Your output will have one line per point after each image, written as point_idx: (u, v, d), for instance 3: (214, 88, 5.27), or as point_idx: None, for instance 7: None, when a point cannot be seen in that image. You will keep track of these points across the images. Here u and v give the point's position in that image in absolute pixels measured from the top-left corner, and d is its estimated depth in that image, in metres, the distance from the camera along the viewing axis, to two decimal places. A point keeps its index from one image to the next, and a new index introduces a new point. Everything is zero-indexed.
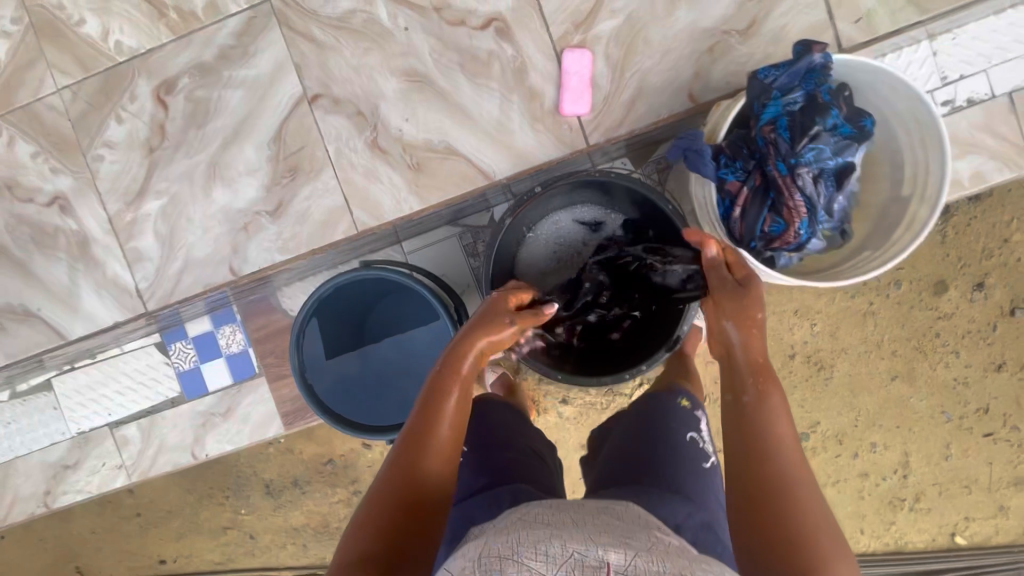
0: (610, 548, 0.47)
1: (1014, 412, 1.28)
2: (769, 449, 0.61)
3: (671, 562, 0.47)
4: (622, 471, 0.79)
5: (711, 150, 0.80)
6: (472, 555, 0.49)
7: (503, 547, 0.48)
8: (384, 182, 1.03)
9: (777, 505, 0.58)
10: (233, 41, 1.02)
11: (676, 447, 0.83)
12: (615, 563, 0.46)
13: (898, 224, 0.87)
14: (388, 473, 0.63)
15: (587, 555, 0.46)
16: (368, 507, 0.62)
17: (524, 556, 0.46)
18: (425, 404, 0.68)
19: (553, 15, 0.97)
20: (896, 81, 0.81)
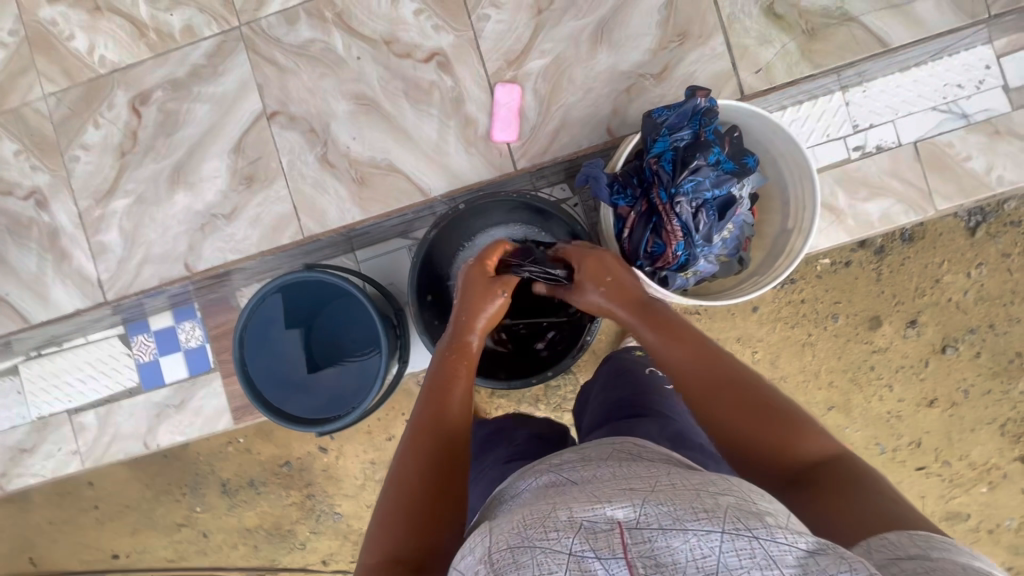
0: (617, 505, 0.46)
1: (945, 446, 1.35)
2: (693, 375, 0.67)
3: (680, 495, 0.46)
4: (613, 404, 0.89)
5: (606, 177, 0.90)
6: (481, 551, 0.47)
7: (509, 536, 0.46)
8: (330, 194, 1.12)
9: (722, 430, 0.63)
10: (205, 60, 1.13)
11: (639, 380, 0.93)
12: (625, 518, 0.44)
13: (782, 252, 0.96)
14: (400, 476, 0.66)
15: (596, 520, 0.45)
16: (395, 495, 0.65)
17: (535, 539, 0.44)
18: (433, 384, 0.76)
19: (488, 53, 1.09)
20: (774, 125, 0.90)
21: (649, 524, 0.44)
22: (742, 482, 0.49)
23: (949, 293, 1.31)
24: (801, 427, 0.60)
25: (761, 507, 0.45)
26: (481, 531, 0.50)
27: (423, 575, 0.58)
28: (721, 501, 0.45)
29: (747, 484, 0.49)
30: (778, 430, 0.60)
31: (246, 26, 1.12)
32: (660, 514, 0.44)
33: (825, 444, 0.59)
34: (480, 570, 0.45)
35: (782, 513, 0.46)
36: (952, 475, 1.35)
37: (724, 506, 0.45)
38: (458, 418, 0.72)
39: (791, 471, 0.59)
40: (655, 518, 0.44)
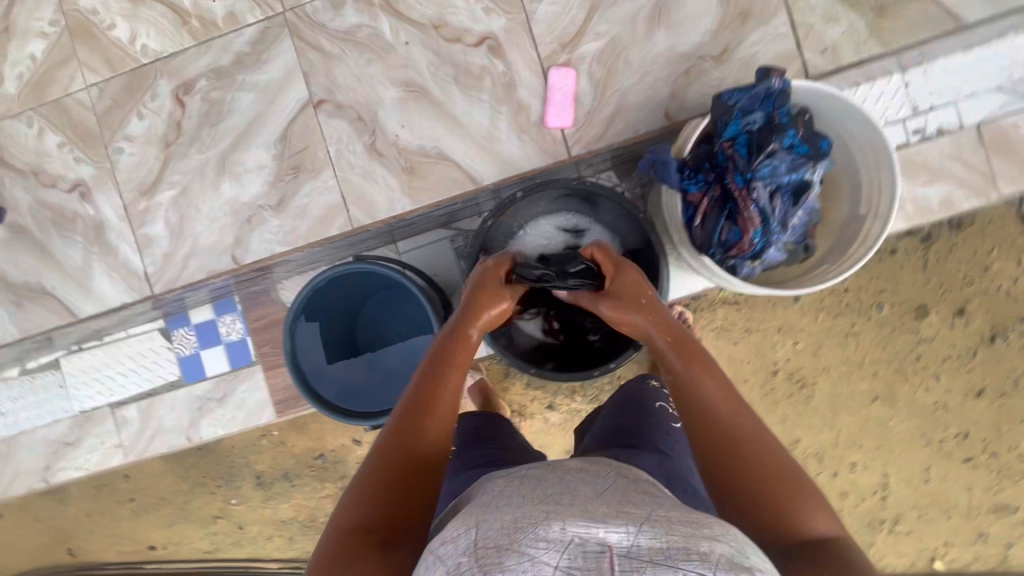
0: (613, 528, 0.46)
1: (994, 438, 1.30)
2: (704, 409, 0.66)
3: (677, 531, 0.46)
4: (610, 432, 0.86)
5: (677, 163, 0.88)
6: (468, 542, 0.48)
7: (498, 537, 0.47)
8: (379, 183, 1.10)
9: (734, 479, 0.61)
10: (249, 48, 1.11)
11: (645, 412, 0.89)
12: (616, 544, 0.45)
13: (854, 240, 0.93)
14: (385, 445, 0.66)
15: (587, 539, 0.45)
16: (367, 474, 0.65)
17: (524, 546, 0.45)
18: (423, 381, 0.73)
19: (542, 36, 1.05)
20: (851, 106, 0.87)
21: (640, 555, 0.44)
22: (738, 530, 0.48)
23: (999, 281, 1.26)
24: (809, 499, 0.58)
25: (753, 561, 0.45)
26: (469, 520, 0.52)
27: (389, 547, 0.59)
28: (714, 546, 0.45)
29: (742, 534, 0.49)
30: (786, 496, 0.58)
31: (291, 12, 1.09)
32: (652, 547, 0.45)
33: (825, 524, 0.57)
34: (463, 564, 0.47)
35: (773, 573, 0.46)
36: (1002, 468, 1.31)
37: (717, 553, 0.44)
38: (448, 408, 0.71)
39: (789, 538, 0.56)
40: (646, 550, 0.44)
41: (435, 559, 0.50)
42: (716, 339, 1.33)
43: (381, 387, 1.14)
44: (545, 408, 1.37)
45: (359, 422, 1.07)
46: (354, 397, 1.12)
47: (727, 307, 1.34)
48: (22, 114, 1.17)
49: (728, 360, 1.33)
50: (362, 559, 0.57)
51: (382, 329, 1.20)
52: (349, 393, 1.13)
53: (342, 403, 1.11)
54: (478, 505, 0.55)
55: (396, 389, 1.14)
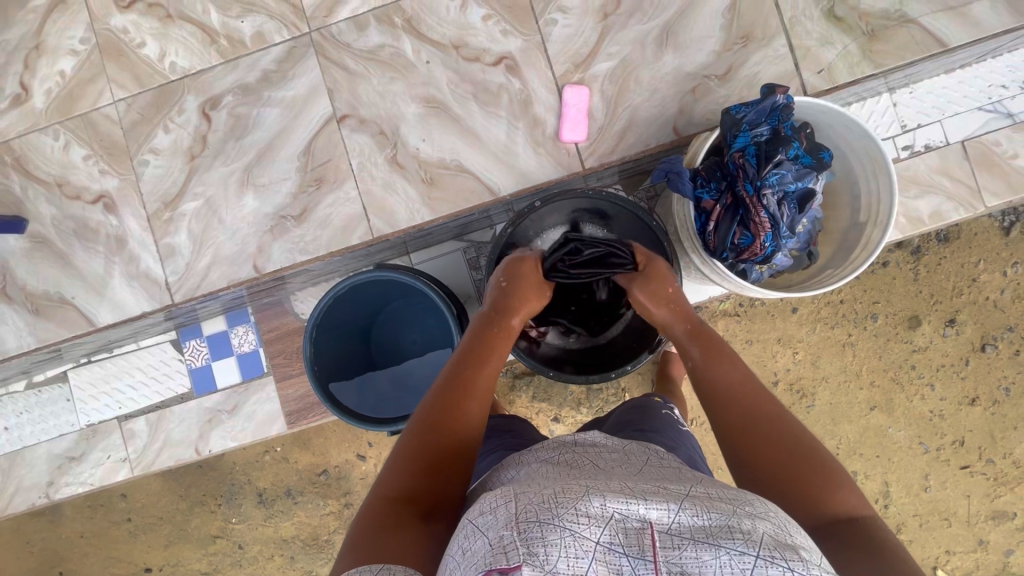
0: (652, 506, 0.47)
1: (988, 445, 1.34)
2: (730, 397, 0.71)
3: (717, 509, 0.47)
4: (618, 424, 0.88)
5: (690, 172, 0.93)
6: (506, 516, 0.48)
7: (538, 509, 0.47)
8: (400, 195, 1.15)
9: (754, 447, 0.65)
10: (275, 65, 1.16)
11: (651, 410, 0.92)
12: (657, 520, 0.46)
13: (856, 246, 0.98)
14: (430, 417, 0.71)
15: (628, 516, 0.46)
16: (411, 444, 0.69)
17: (566, 520, 0.45)
18: (465, 363, 0.79)
19: (556, 57, 1.12)
20: (848, 120, 0.94)
21: (681, 532, 0.45)
22: (779, 510, 0.49)
23: (986, 292, 1.33)
24: (833, 480, 0.60)
25: (795, 539, 0.46)
26: (504, 495, 0.52)
27: (428, 520, 0.61)
28: (758, 525, 0.46)
29: (781, 514, 0.49)
30: (813, 481, 0.60)
31: (316, 33, 1.15)
32: (693, 525, 0.45)
33: (853, 503, 0.59)
34: (504, 534, 0.45)
35: (816, 552, 0.46)
36: (997, 474, 1.34)
37: (761, 531, 0.45)
38: (485, 394, 0.76)
39: (818, 521, 0.58)
40: (688, 528, 0.45)
41: (469, 532, 0.49)
42: None
43: (376, 407, 1.17)
44: (551, 420, 1.39)
45: (370, 428, 1.07)
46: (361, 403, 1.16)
47: (727, 319, 1.37)
48: (48, 128, 1.20)
49: None
50: (402, 526, 0.59)
51: (395, 340, 1.25)
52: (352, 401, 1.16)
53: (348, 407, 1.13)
54: (511, 485, 0.55)
55: (394, 404, 1.19)
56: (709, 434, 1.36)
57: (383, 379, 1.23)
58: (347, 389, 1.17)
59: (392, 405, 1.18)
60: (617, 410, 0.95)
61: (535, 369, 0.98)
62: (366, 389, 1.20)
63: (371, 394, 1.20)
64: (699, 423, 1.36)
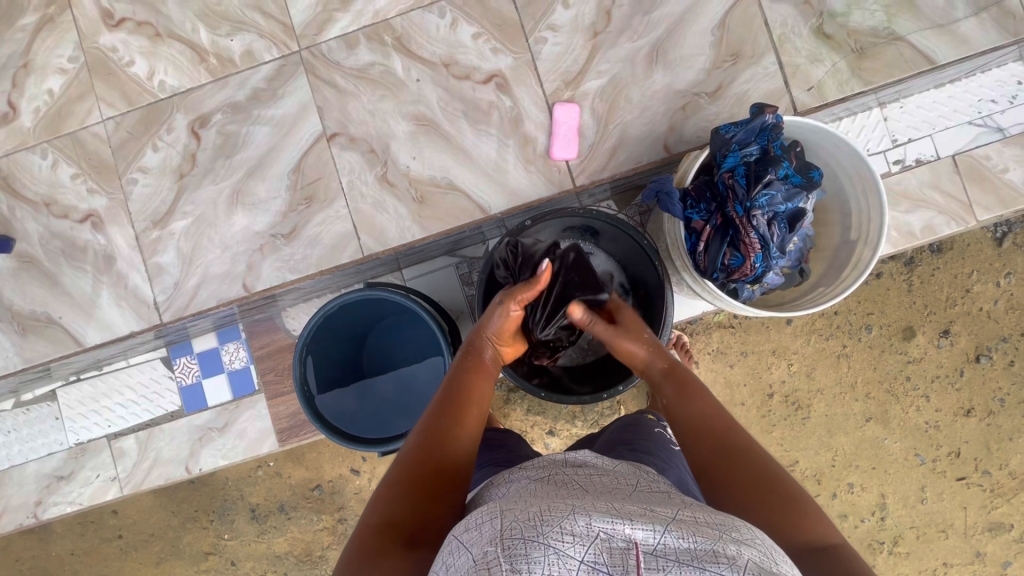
0: (638, 526, 0.46)
1: (984, 456, 1.33)
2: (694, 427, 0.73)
3: (703, 534, 0.46)
4: (610, 441, 0.87)
5: (680, 193, 0.93)
6: (491, 534, 0.46)
7: (524, 527, 0.46)
8: (391, 213, 1.14)
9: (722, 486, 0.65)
10: (265, 83, 1.15)
11: (644, 428, 0.91)
12: (643, 541, 0.44)
13: (847, 263, 0.98)
14: (419, 442, 0.71)
15: (614, 535, 0.44)
16: (397, 469, 0.68)
17: (550, 538, 0.44)
18: (455, 386, 0.80)
19: (547, 74, 1.12)
20: (839, 140, 0.94)
21: (666, 554, 0.43)
22: (764, 536, 0.48)
23: (980, 303, 1.32)
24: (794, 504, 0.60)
25: (781, 568, 0.45)
26: (491, 511, 0.51)
27: (412, 548, 0.60)
28: (743, 551, 0.45)
29: (767, 542, 0.49)
30: (780, 510, 0.59)
31: (306, 51, 1.15)
32: (678, 547, 0.44)
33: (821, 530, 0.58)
34: (489, 553, 0.44)
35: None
36: (993, 485, 1.34)
37: (746, 557, 0.44)
38: (474, 419, 0.75)
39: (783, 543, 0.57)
40: (673, 550, 0.43)
41: (455, 549, 0.49)
42: (714, 362, 1.36)
43: (373, 416, 1.17)
44: (545, 434, 1.38)
45: (360, 449, 1.06)
46: (356, 420, 1.15)
47: (722, 331, 1.37)
48: (36, 146, 1.19)
49: (726, 384, 1.36)
50: (387, 556, 0.59)
51: (389, 355, 1.23)
52: (344, 417, 1.14)
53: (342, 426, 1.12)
54: (499, 502, 0.54)
55: (389, 416, 1.17)
56: None
57: (383, 385, 1.21)
58: (343, 400, 1.17)
59: (386, 422, 1.16)
60: (608, 428, 0.94)
61: (527, 390, 0.98)
62: (367, 395, 1.20)
63: (370, 401, 1.19)
64: None
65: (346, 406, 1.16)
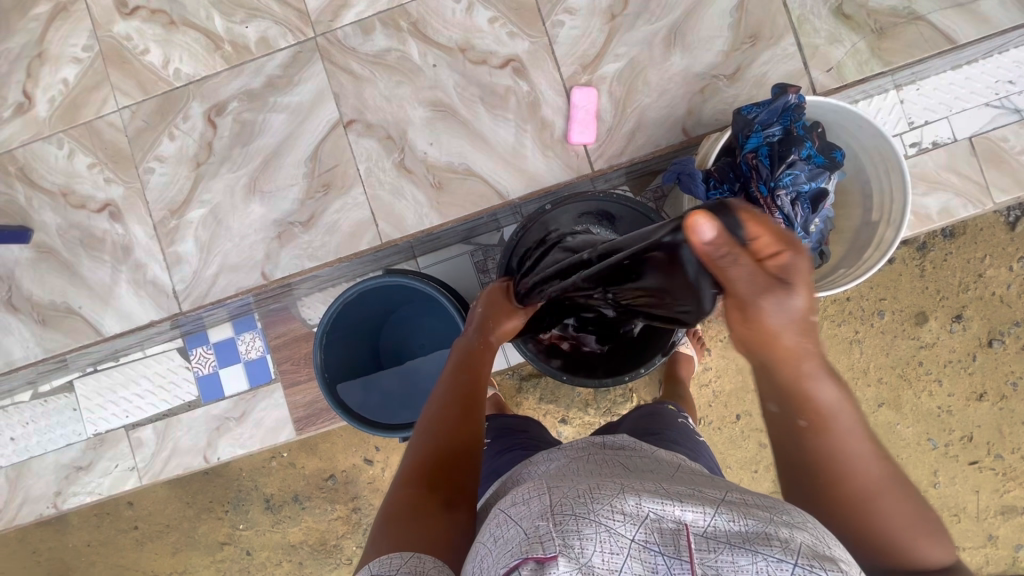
0: (687, 508, 0.46)
1: (997, 440, 1.34)
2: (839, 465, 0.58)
3: (754, 517, 0.46)
4: (636, 426, 0.88)
5: (702, 174, 0.94)
6: (541, 508, 0.47)
7: (573, 504, 0.46)
8: (408, 199, 1.14)
9: (858, 526, 0.55)
10: (280, 71, 1.15)
11: (669, 416, 0.92)
12: (693, 522, 0.44)
13: (868, 245, 0.97)
14: (441, 416, 0.74)
15: (663, 516, 0.45)
16: (425, 443, 0.70)
17: (601, 516, 0.44)
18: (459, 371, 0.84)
19: (564, 58, 1.11)
20: (861, 119, 0.93)
21: (717, 536, 0.43)
22: (816, 520, 0.48)
23: (993, 288, 1.32)
24: (937, 535, 0.56)
25: (834, 553, 0.44)
26: (537, 487, 0.51)
27: (451, 507, 0.61)
28: (795, 535, 0.44)
29: (820, 527, 0.48)
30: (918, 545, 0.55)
31: (322, 37, 1.14)
32: (729, 530, 0.43)
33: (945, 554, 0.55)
34: (540, 526, 0.45)
35: (856, 567, 0.44)
36: (1005, 469, 1.34)
37: (799, 541, 0.43)
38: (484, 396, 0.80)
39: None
40: (724, 532, 0.43)
41: (502, 521, 0.49)
42: (728, 349, 1.35)
43: (383, 406, 1.17)
44: (559, 422, 1.38)
45: (380, 434, 1.07)
46: (375, 408, 1.16)
47: None
48: (52, 136, 1.19)
49: (739, 370, 1.35)
50: (427, 510, 0.60)
51: (405, 345, 1.25)
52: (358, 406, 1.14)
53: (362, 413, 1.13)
54: (545, 479, 0.54)
55: (401, 407, 1.17)
56: (718, 433, 1.36)
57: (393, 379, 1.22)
58: (354, 392, 1.16)
59: (404, 409, 1.17)
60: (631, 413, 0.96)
61: (550, 372, 1.00)
62: (373, 388, 1.19)
63: (380, 394, 1.19)
64: (708, 423, 1.36)
65: (354, 399, 1.15)
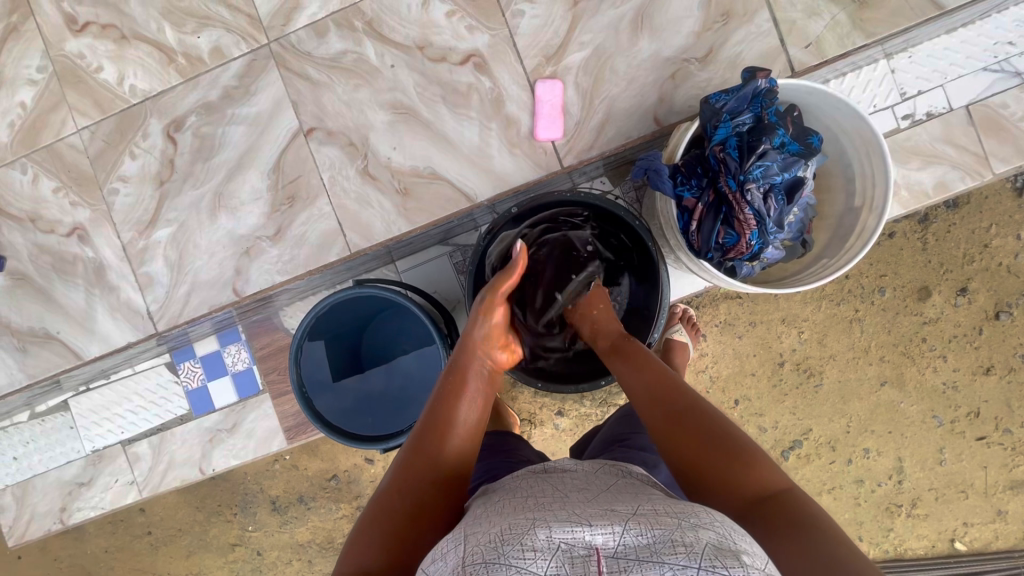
0: (598, 531, 0.44)
1: (1005, 415, 1.28)
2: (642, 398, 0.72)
3: (661, 525, 0.45)
4: (606, 439, 0.87)
5: (669, 169, 0.89)
6: (456, 562, 0.45)
7: (485, 550, 0.44)
8: (375, 207, 1.11)
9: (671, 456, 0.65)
10: (236, 81, 1.12)
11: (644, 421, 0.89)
12: (603, 545, 0.42)
13: (851, 233, 0.92)
14: (402, 478, 0.67)
15: (573, 545, 0.42)
16: (379, 508, 0.65)
17: (512, 558, 0.42)
18: (436, 404, 0.75)
19: (526, 50, 1.06)
20: (838, 101, 0.88)
21: (627, 554, 0.41)
22: (724, 516, 0.46)
23: (999, 258, 1.26)
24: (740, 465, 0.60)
25: (740, 545, 0.43)
26: (457, 537, 0.50)
27: None
28: (701, 536, 0.43)
29: (729, 520, 0.47)
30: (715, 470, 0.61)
31: (275, 43, 1.10)
32: (637, 544, 0.42)
33: (771, 480, 0.59)
34: None
35: (761, 557, 0.43)
36: (1015, 444, 1.28)
37: (703, 540, 0.43)
38: (457, 447, 0.71)
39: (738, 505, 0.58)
40: (633, 548, 0.42)
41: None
42: (723, 334, 1.30)
43: (402, 394, 1.13)
44: (556, 414, 1.33)
45: (365, 445, 1.07)
46: (356, 416, 1.11)
47: (730, 302, 1.31)
48: (16, 161, 1.18)
49: (735, 356, 1.30)
50: None
51: (391, 344, 1.17)
52: (371, 398, 1.13)
53: (343, 423, 1.10)
54: (465, 525, 0.53)
55: (420, 398, 1.12)
56: None
57: (408, 363, 1.14)
58: (373, 382, 1.15)
59: (412, 400, 1.12)
60: (610, 421, 0.93)
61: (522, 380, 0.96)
62: (396, 371, 1.15)
63: (398, 380, 1.14)
64: None
65: (373, 388, 1.14)
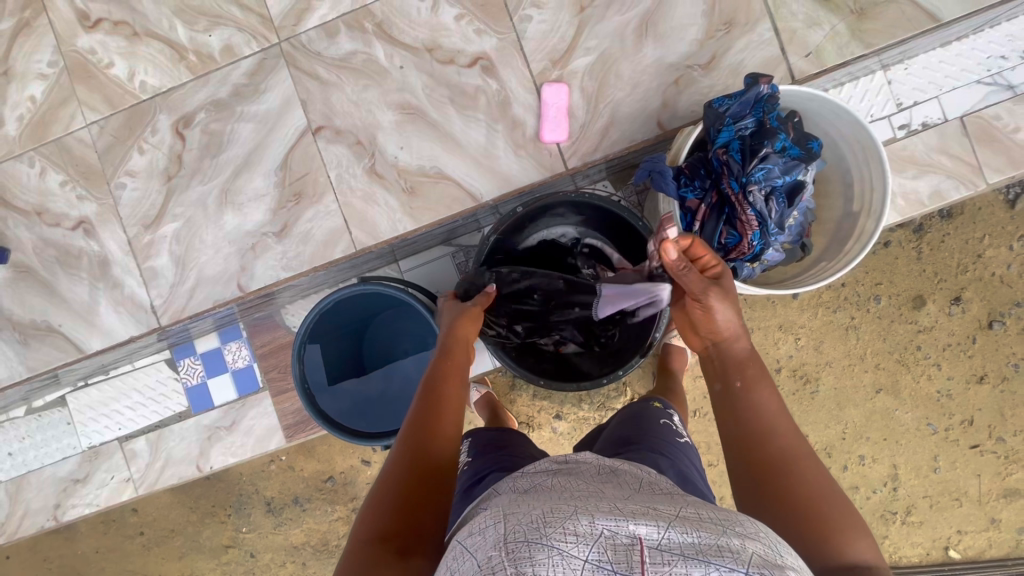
0: (641, 522, 0.44)
1: (998, 423, 1.29)
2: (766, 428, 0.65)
3: (706, 529, 0.45)
4: (614, 440, 0.87)
5: (674, 171, 0.90)
6: (497, 538, 0.45)
7: (527, 530, 0.45)
8: (381, 205, 1.12)
9: (780, 488, 0.60)
10: (246, 79, 1.13)
11: (650, 424, 0.89)
12: (647, 535, 0.42)
13: (850, 237, 0.94)
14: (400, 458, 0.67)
15: (618, 532, 0.43)
16: (382, 487, 0.65)
17: (554, 539, 0.43)
18: (427, 391, 0.76)
19: (533, 53, 1.09)
20: (837, 108, 0.90)
21: (672, 548, 0.41)
22: (768, 529, 0.47)
23: (992, 267, 1.28)
24: (846, 528, 0.57)
25: (784, 560, 0.44)
26: (495, 515, 0.50)
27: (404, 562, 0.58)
28: (747, 545, 0.44)
29: (771, 533, 0.48)
30: (821, 523, 0.57)
31: (286, 42, 1.12)
32: (683, 542, 0.42)
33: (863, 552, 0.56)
34: (492, 557, 0.43)
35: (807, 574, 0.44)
36: (1008, 452, 1.30)
37: (749, 551, 0.43)
38: (451, 427, 0.72)
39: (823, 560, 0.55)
40: (678, 544, 0.42)
41: (457, 553, 0.48)
42: None
43: (403, 395, 1.13)
44: (553, 416, 1.33)
45: (368, 443, 1.06)
46: (355, 417, 1.11)
47: None
48: (23, 155, 1.18)
49: None
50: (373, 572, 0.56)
51: (390, 347, 1.18)
52: (372, 400, 1.13)
53: (344, 422, 1.09)
54: (502, 505, 0.53)
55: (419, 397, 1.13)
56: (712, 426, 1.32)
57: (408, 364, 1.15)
58: (374, 383, 1.15)
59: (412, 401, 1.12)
60: (614, 423, 0.94)
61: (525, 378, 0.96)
62: (394, 373, 1.15)
63: (397, 381, 1.15)
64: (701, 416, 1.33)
65: (372, 389, 1.14)
